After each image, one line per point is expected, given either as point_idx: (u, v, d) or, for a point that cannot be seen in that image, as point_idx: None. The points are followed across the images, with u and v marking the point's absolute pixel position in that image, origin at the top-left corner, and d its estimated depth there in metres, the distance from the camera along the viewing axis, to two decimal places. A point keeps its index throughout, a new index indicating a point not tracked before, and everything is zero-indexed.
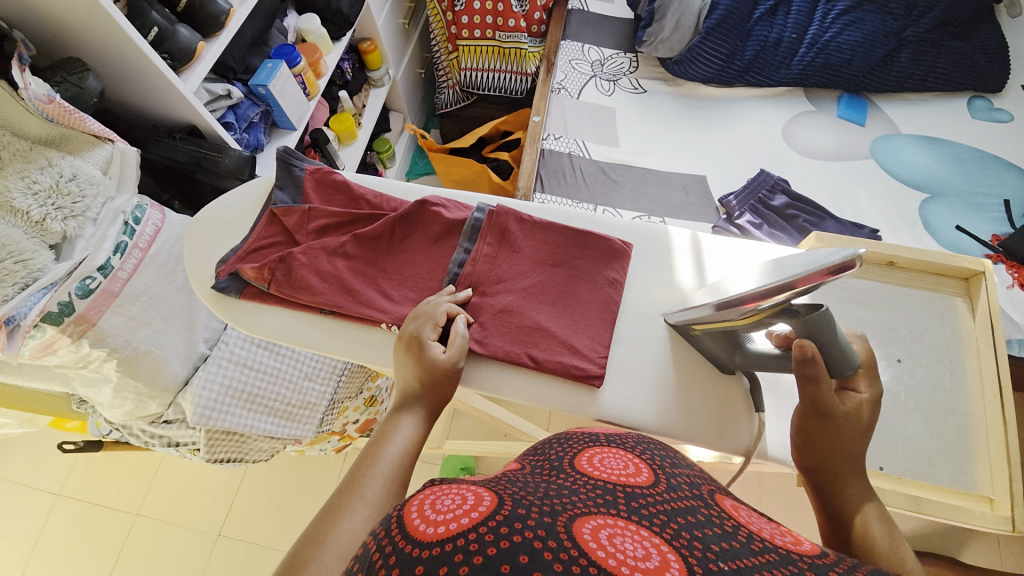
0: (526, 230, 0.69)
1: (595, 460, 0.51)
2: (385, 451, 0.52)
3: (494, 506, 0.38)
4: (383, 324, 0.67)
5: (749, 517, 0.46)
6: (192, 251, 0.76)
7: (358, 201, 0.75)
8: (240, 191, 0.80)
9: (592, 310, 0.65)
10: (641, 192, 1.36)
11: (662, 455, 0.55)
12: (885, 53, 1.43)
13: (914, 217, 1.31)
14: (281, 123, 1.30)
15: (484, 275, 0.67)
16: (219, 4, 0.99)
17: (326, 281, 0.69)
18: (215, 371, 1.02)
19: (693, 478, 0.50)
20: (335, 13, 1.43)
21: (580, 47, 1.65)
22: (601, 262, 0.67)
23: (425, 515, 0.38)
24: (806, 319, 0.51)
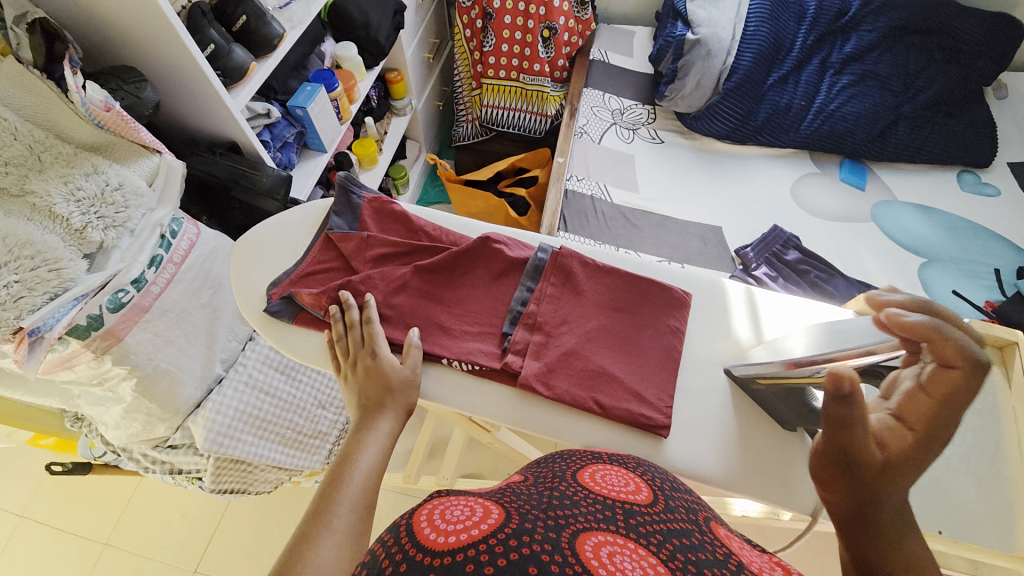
0: (588, 274, 0.70)
1: (593, 477, 0.53)
2: (350, 473, 0.54)
3: (500, 521, 0.41)
4: (444, 359, 0.66)
5: (742, 548, 0.47)
6: (238, 272, 0.74)
7: (417, 232, 0.75)
8: (294, 213, 0.79)
9: (655, 357, 0.65)
10: (661, 237, 1.41)
11: (661, 475, 0.56)
12: (885, 125, 1.55)
13: (915, 280, 1.39)
14: (313, 145, 1.30)
15: (549, 316, 0.67)
16: (275, 27, 0.99)
17: (385, 311, 0.68)
18: (231, 396, 0.99)
19: (691, 502, 0.52)
20: (372, 43, 1.46)
21: (601, 96, 1.72)
22: (663, 310, 0.68)
23: (433, 524, 0.41)
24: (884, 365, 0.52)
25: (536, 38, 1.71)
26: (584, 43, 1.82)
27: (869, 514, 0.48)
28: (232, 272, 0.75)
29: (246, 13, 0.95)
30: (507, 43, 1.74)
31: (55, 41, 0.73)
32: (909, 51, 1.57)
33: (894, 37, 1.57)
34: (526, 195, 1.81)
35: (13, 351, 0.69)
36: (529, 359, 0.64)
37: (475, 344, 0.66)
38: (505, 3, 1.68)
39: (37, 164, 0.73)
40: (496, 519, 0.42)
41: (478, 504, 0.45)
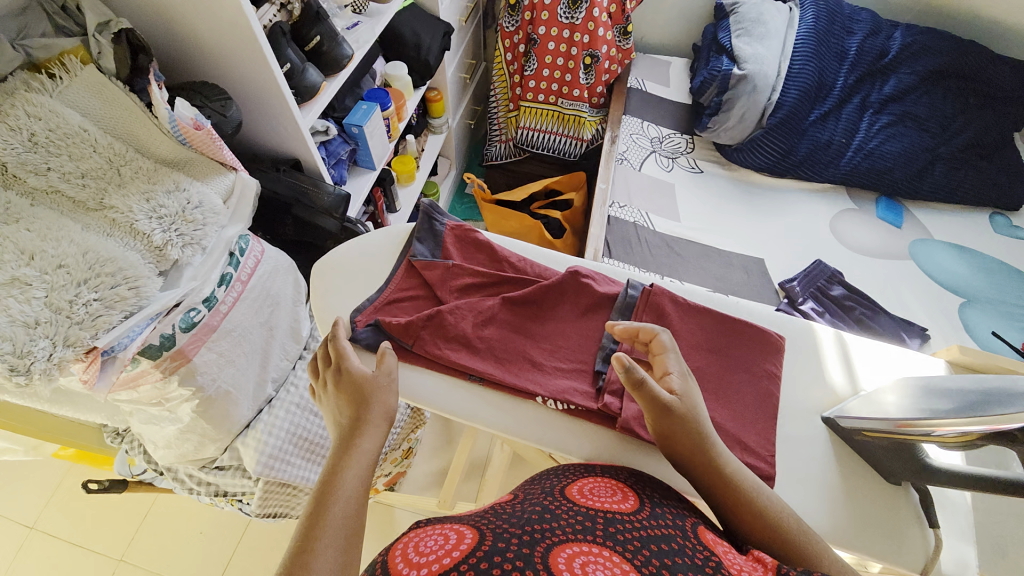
0: (683, 313, 0.69)
1: (581, 488, 0.55)
2: (332, 501, 0.49)
3: (473, 545, 0.43)
4: (538, 398, 0.65)
5: (727, 552, 0.49)
6: (318, 297, 0.74)
7: (501, 262, 0.74)
8: (373, 236, 0.78)
9: (754, 402, 0.64)
10: (705, 267, 1.41)
11: (653, 492, 0.57)
12: (922, 165, 1.56)
13: (955, 320, 1.39)
14: (362, 162, 1.29)
15: (645, 355, 0.66)
16: (345, 48, 0.99)
17: (473, 343, 0.67)
18: (283, 416, 0.96)
19: (674, 511, 0.54)
20: (422, 64, 1.46)
21: (640, 123, 1.74)
22: (760, 354, 0.67)
23: (409, 556, 0.43)
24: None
25: (578, 64, 1.74)
26: (622, 71, 1.84)
27: (754, 518, 0.52)
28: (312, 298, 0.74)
29: (320, 33, 0.94)
30: (548, 68, 1.76)
31: (140, 54, 0.71)
32: (945, 95, 1.61)
33: (930, 81, 1.62)
34: (560, 218, 1.81)
35: (83, 372, 0.65)
36: (627, 400, 0.63)
37: (569, 382, 0.66)
38: (550, 30, 1.70)
39: (116, 178, 0.71)
40: (471, 542, 0.44)
41: (453, 530, 0.46)
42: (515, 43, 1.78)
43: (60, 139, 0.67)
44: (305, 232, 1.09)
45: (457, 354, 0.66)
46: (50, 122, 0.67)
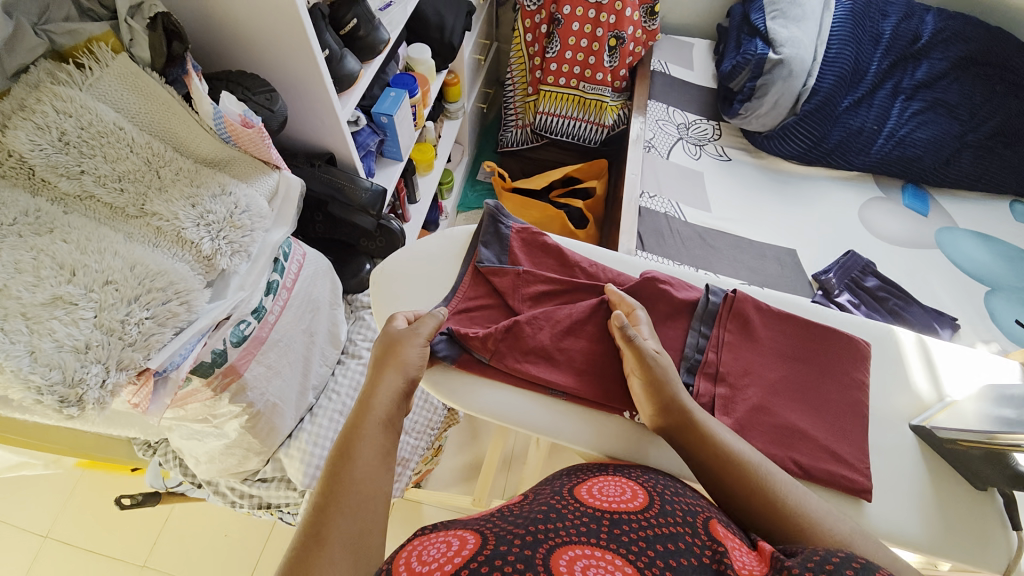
0: (765, 321, 0.68)
1: (591, 488, 0.57)
2: (347, 468, 0.54)
3: (476, 549, 0.46)
4: (625, 413, 0.67)
5: (735, 544, 0.50)
6: (381, 307, 0.74)
7: (568, 267, 0.77)
8: (438, 243, 0.79)
9: (844, 412, 0.64)
10: (739, 258, 1.39)
11: (661, 483, 0.58)
12: (951, 153, 1.55)
13: (982, 308, 1.38)
14: (389, 153, 1.22)
15: (731, 366, 0.66)
16: (381, 32, 0.94)
17: (551, 351, 0.70)
18: (327, 424, 0.93)
19: (686, 505, 0.54)
20: (446, 47, 1.39)
21: (665, 108, 1.68)
22: (847, 362, 0.66)
23: (413, 566, 0.46)
24: None
25: (603, 46, 1.67)
26: (645, 53, 1.77)
27: (744, 493, 0.55)
28: (375, 306, 0.75)
29: (356, 16, 0.88)
30: (571, 51, 1.70)
31: (174, 41, 0.64)
32: (975, 82, 1.59)
33: (962, 66, 1.60)
34: (582, 207, 1.77)
35: (135, 396, 0.61)
36: (718, 414, 0.63)
37: None
38: (575, 9, 1.64)
39: (156, 181, 0.65)
40: (475, 545, 0.47)
41: (455, 538, 0.49)
42: (536, 23, 1.73)
43: (93, 138, 0.61)
44: (336, 229, 1.03)
45: (536, 365, 0.69)
46: (82, 119, 0.60)
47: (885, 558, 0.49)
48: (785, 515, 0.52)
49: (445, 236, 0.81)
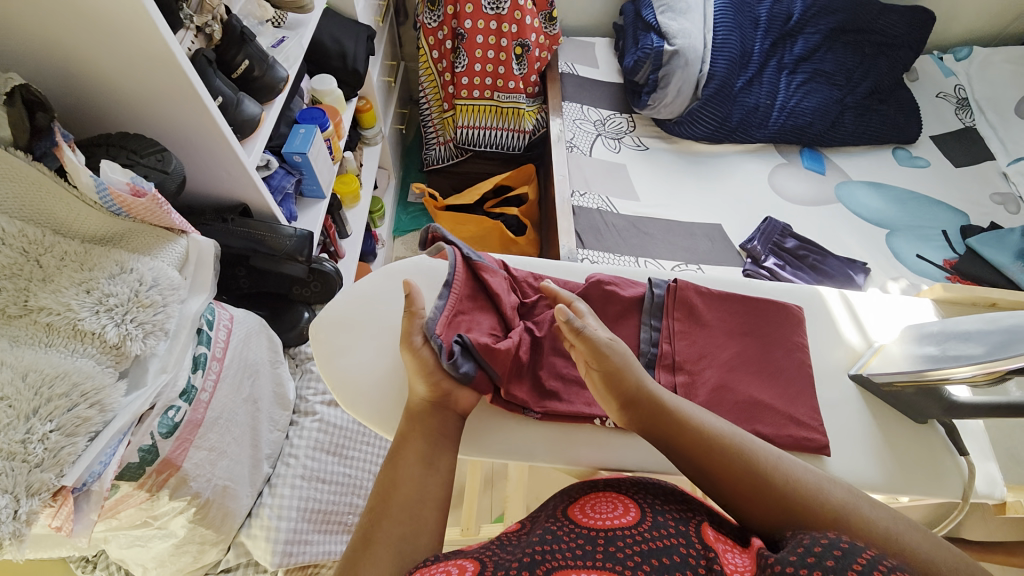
0: (708, 303, 0.71)
1: (585, 507, 0.59)
2: (391, 476, 0.58)
3: (475, 570, 0.47)
4: (595, 420, 0.72)
5: (729, 552, 0.51)
6: (325, 359, 0.70)
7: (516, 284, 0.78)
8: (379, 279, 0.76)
9: (794, 376, 0.67)
10: (673, 241, 1.45)
11: (655, 493, 0.61)
12: (835, 116, 1.72)
13: (886, 249, 1.53)
14: (309, 193, 1.17)
15: (686, 353, 0.68)
16: (279, 71, 0.90)
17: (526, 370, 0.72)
18: (289, 493, 0.85)
19: (678, 517, 0.55)
20: (352, 74, 1.35)
21: (580, 108, 1.74)
22: (788, 328, 0.70)
23: None
24: None
25: (510, 56, 1.70)
26: (552, 57, 1.81)
27: (731, 479, 0.55)
28: (318, 360, 0.70)
29: (248, 57, 0.84)
30: (480, 63, 1.71)
31: (37, 112, 0.58)
32: (844, 50, 1.78)
33: (831, 38, 1.78)
34: (517, 214, 1.78)
35: (55, 518, 0.54)
36: None
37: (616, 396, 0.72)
38: (476, 23, 1.65)
39: (38, 272, 0.57)
40: (473, 570, 0.48)
41: (455, 565, 0.49)
42: (440, 39, 1.72)
43: None
44: (263, 281, 0.96)
45: (513, 385, 0.71)
46: None
47: (880, 529, 0.50)
48: (770, 494, 0.53)
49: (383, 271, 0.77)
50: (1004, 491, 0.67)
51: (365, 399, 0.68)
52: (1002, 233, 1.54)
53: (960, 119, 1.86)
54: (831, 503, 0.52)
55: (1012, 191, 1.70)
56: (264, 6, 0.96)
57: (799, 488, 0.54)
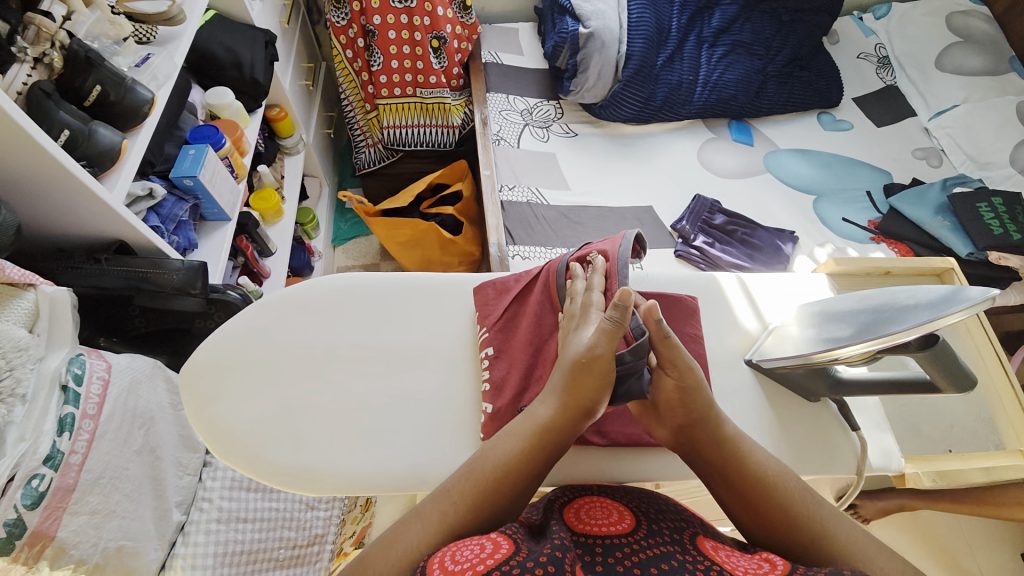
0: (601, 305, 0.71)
1: (581, 513, 0.62)
2: (499, 462, 0.58)
3: (507, 553, 0.47)
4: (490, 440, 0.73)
5: (727, 555, 0.54)
6: (198, 408, 0.72)
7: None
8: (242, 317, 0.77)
9: None
10: (604, 229, 1.44)
11: (646, 505, 0.64)
12: (758, 86, 1.73)
13: (812, 215, 1.56)
14: (211, 216, 1.11)
15: None
16: (141, 92, 0.83)
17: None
18: (204, 540, 0.83)
19: (674, 527, 0.59)
20: (249, 84, 1.27)
21: (506, 98, 1.69)
22: (680, 320, 0.70)
23: (445, 565, 0.47)
24: (923, 353, 0.52)
25: (426, 49, 1.63)
26: (473, 47, 1.76)
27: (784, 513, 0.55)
28: (191, 410, 0.73)
29: (99, 82, 0.78)
30: (396, 59, 1.65)
31: None
32: (762, 19, 1.78)
33: (748, 8, 1.77)
34: (453, 213, 1.74)
35: None
36: None
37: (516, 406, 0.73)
38: (385, 18, 1.58)
39: None
40: (506, 551, 0.48)
41: (488, 541, 0.50)
42: (352, 37, 1.65)
43: None
44: (162, 317, 0.91)
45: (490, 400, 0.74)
46: None
47: None
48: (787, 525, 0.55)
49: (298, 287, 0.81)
50: (903, 462, 0.68)
51: (239, 446, 0.70)
52: (922, 189, 1.56)
53: (881, 78, 1.89)
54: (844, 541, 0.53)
55: (934, 145, 1.74)
56: (118, 23, 0.88)
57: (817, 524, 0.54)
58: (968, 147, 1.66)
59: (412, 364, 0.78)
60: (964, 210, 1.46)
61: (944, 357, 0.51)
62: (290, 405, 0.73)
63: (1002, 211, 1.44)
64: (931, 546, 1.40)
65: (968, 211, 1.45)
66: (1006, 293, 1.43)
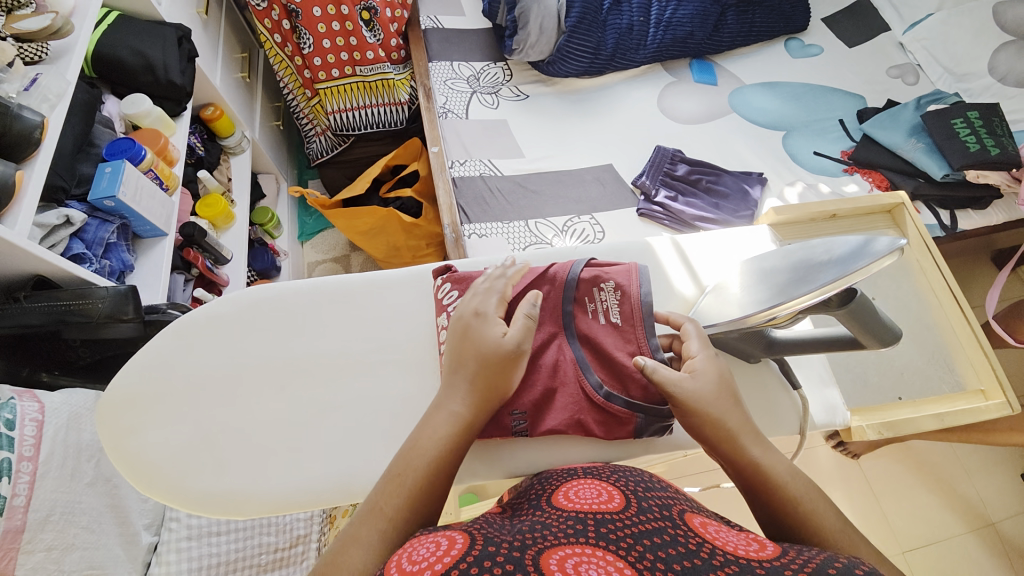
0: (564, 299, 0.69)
1: (568, 492, 0.55)
2: (427, 467, 0.53)
3: (464, 548, 0.41)
4: None
5: (717, 531, 0.48)
6: (116, 444, 0.65)
7: (335, 311, 0.72)
8: (151, 348, 0.69)
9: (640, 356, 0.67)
10: (564, 194, 1.38)
11: (636, 479, 0.57)
12: (716, 19, 1.61)
13: (783, 152, 1.48)
14: (146, 233, 1.08)
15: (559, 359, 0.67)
16: (29, 117, 0.78)
17: (565, 391, 0.66)
18: (176, 558, 0.84)
19: (663, 501, 0.52)
20: (168, 87, 1.20)
21: (450, 65, 1.59)
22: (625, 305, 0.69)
23: (405, 564, 0.42)
24: (843, 309, 0.53)
25: (357, 23, 1.53)
26: (409, 14, 1.64)
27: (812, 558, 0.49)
28: (108, 446, 0.65)
29: None
30: (327, 38, 1.55)
31: None
32: None
33: None
34: (413, 195, 1.68)
35: None
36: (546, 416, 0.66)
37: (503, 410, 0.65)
38: None
39: None
40: (462, 547, 0.42)
41: (444, 537, 0.44)
42: (276, 20, 1.55)
43: None
44: (103, 346, 0.90)
45: None
46: None
47: None
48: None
49: (241, 295, 0.73)
50: (848, 414, 0.69)
51: (166, 480, 0.64)
52: (895, 111, 1.47)
53: None
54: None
55: (909, 61, 1.63)
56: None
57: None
58: (944, 58, 1.55)
59: (346, 372, 0.69)
60: (939, 128, 1.37)
61: (863, 313, 0.52)
62: (215, 430, 0.66)
63: (978, 125, 1.36)
64: (924, 475, 1.40)
65: (943, 129, 1.37)
66: (986, 213, 1.37)
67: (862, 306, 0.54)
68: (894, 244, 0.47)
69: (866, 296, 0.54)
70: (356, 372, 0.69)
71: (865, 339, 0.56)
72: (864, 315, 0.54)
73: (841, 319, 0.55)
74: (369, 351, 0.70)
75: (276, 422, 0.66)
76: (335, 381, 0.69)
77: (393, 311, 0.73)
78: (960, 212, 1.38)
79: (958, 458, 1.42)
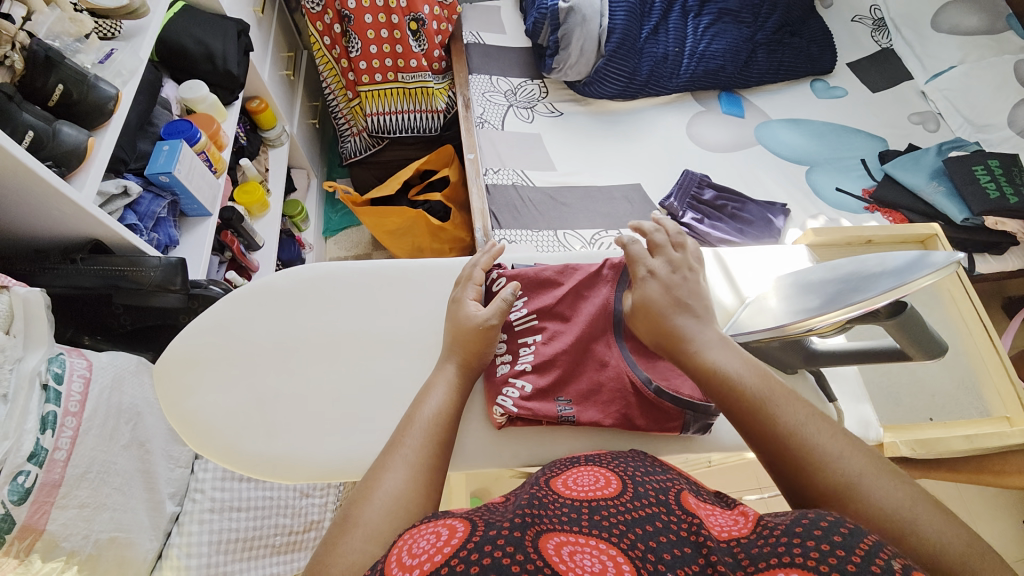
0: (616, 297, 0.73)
1: (565, 478, 0.53)
2: (433, 418, 0.58)
3: (466, 535, 0.40)
4: (497, 416, 0.68)
5: (711, 513, 0.48)
6: (169, 402, 0.67)
7: (383, 292, 0.75)
8: (213, 311, 0.71)
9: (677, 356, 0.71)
10: (592, 208, 1.42)
11: (636, 464, 0.55)
12: (747, 55, 1.68)
13: (806, 186, 1.52)
14: (191, 211, 1.11)
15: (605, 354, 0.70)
16: (104, 88, 0.83)
17: (612, 385, 0.69)
18: (198, 529, 0.85)
19: (659, 484, 0.50)
20: (224, 75, 1.25)
21: (489, 79, 1.65)
22: None
23: (402, 562, 0.39)
24: (896, 318, 0.59)
25: (404, 32, 1.59)
26: (453, 28, 1.72)
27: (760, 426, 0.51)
28: (163, 404, 0.68)
29: (61, 81, 0.78)
30: (374, 44, 1.61)
31: None
32: None
33: None
34: (441, 199, 1.72)
35: None
36: (586, 405, 0.69)
37: (547, 396, 0.69)
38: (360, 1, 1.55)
39: None
40: (464, 534, 0.41)
41: (444, 525, 0.43)
42: (328, 24, 1.62)
43: None
44: (143, 315, 0.92)
45: (529, 390, 0.69)
46: None
47: (880, 512, 0.44)
48: (819, 494, 0.46)
49: (295, 271, 0.75)
50: (880, 431, 0.76)
51: (216, 440, 0.66)
52: (917, 153, 1.52)
53: (876, 41, 1.83)
54: (891, 514, 0.43)
55: (931, 109, 1.69)
56: (79, 21, 0.86)
57: (861, 496, 0.45)
58: (965, 109, 1.61)
59: (390, 353, 0.71)
60: (960, 173, 1.42)
61: (910, 324, 0.59)
62: (267, 397, 0.68)
63: (998, 173, 1.40)
64: None
65: (964, 175, 1.41)
66: (1004, 258, 1.41)
67: (908, 315, 0.60)
68: (953, 257, 0.54)
69: (913, 308, 0.61)
70: (399, 353, 0.71)
71: (903, 346, 0.64)
72: (907, 322, 0.61)
73: (890, 328, 0.61)
74: (414, 334, 0.73)
75: (320, 394, 0.69)
76: (381, 360, 0.71)
77: (439, 297, 0.75)
78: (977, 255, 1.42)
79: (967, 503, 1.42)
